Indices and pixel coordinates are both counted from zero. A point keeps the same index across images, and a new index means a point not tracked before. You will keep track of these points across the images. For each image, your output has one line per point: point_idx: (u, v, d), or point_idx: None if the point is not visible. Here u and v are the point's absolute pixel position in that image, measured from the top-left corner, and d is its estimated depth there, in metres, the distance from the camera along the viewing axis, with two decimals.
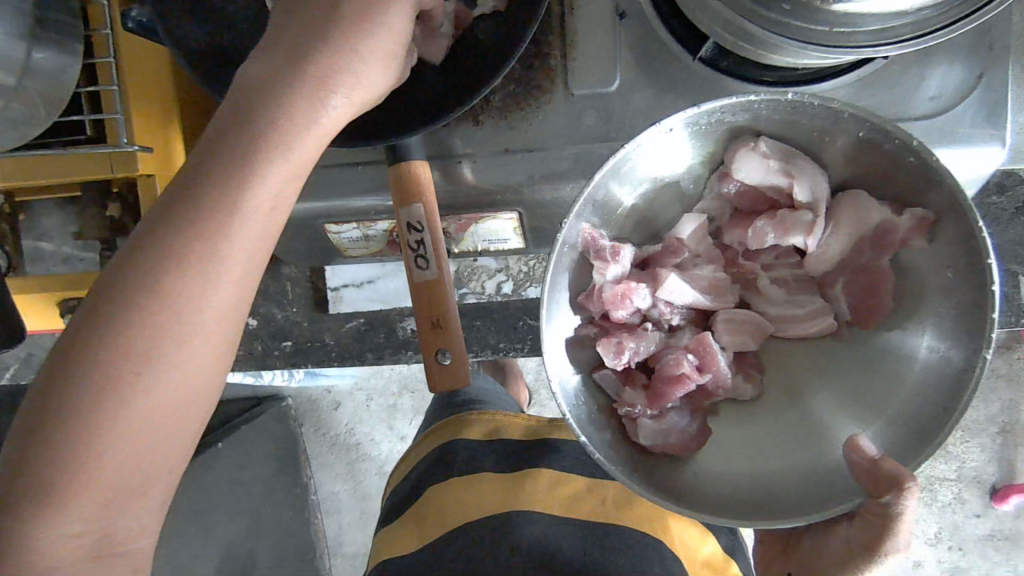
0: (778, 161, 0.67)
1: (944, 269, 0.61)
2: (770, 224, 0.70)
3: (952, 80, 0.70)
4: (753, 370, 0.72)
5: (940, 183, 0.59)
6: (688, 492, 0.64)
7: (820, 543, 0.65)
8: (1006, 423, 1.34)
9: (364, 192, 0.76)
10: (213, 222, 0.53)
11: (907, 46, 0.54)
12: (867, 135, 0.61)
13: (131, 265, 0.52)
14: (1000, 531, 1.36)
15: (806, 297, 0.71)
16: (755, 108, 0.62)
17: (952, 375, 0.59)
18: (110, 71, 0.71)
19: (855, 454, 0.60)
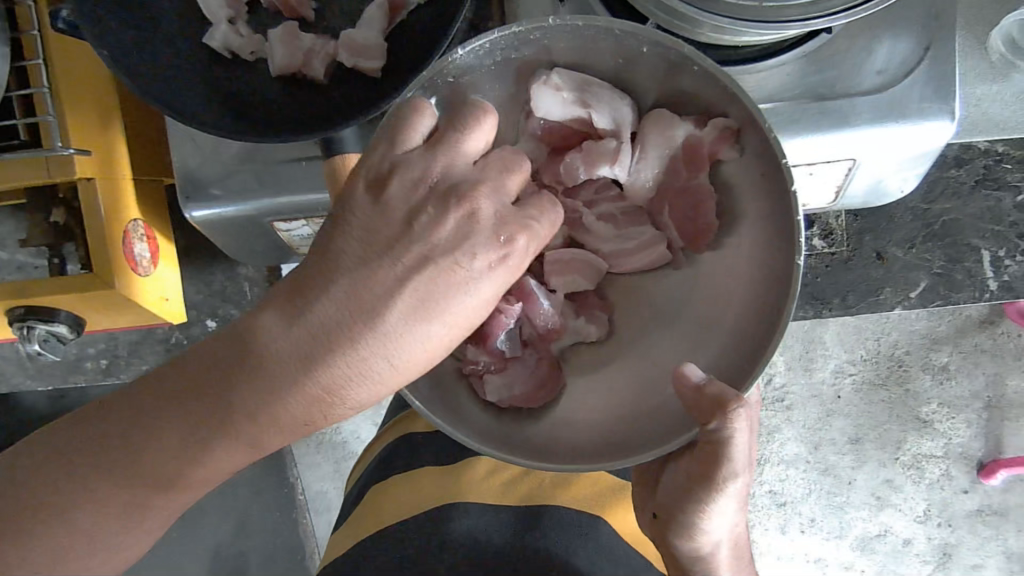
0: (571, 91, 0.61)
1: (757, 177, 0.58)
2: (580, 158, 0.63)
3: (899, 52, 0.69)
4: (597, 310, 0.65)
5: (733, 91, 0.56)
6: (535, 445, 0.59)
7: (670, 473, 0.63)
8: (991, 398, 1.34)
9: (309, 188, 0.75)
10: (352, 368, 0.48)
11: (838, 19, 0.53)
12: (654, 49, 0.57)
13: (230, 383, 0.50)
14: (988, 506, 1.36)
15: (636, 228, 0.65)
16: (534, 38, 0.58)
17: (768, 290, 0.56)
18: (40, 73, 0.70)
19: (678, 384, 0.55)
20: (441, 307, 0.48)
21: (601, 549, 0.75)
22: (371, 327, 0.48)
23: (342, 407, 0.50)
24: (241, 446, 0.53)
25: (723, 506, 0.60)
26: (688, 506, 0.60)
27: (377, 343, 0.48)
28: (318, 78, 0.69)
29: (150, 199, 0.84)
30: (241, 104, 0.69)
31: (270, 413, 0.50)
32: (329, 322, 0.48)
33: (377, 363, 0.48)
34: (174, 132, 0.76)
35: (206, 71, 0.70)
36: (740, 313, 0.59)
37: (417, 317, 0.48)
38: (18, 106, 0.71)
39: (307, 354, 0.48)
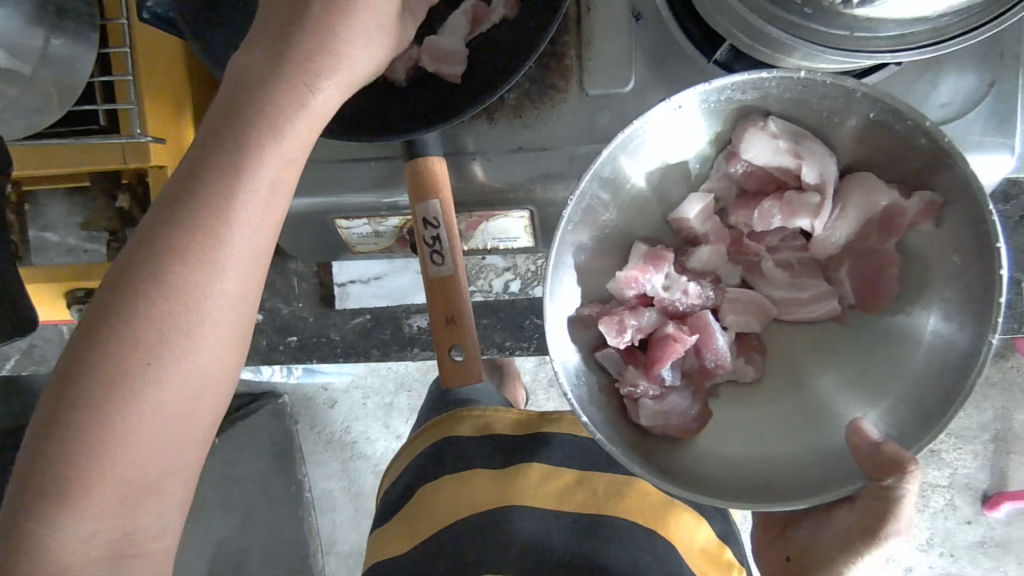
0: (786, 140, 0.66)
1: (953, 252, 0.61)
2: (776, 206, 0.69)
3: (963, 87, 0.71)
4: (755, 353, 0.71)
5: (951, 166, 0.59)
6: (691, 471, 0.64)
7: (820, 528, 0.69)
8: (998, 431, 1.35)
9: (375, 186, 0.76)
10: (212, 174, 0.53)
11: (926, 53, 0.55)
12: (877, 116, 0.61)
13: (175, 239, 0.53)
14: (989, 538, 1.37)
15: (810, 280, 0.71)
16: (765, 85, 0.61)
17: (955, 360, 0.60)
18: (125, 60, 0.71)
19: (856, 439, 0.60)
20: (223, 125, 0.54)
21: (655, 559, 0.76)
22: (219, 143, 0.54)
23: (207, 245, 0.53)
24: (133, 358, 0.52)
25: (871, 561, 0.65)
26: (838, 559, 0.66)
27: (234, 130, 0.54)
28: (398, 81, 0.70)
29: None
30: None
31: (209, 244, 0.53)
32: (209, 143, 0.54)
33: (213, 167, 0.54)
34: None
35: None
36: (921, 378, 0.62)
37: (211, 178, 0.53)
38: (100, 92, 0.73)
39: (191, 178, 0.54)
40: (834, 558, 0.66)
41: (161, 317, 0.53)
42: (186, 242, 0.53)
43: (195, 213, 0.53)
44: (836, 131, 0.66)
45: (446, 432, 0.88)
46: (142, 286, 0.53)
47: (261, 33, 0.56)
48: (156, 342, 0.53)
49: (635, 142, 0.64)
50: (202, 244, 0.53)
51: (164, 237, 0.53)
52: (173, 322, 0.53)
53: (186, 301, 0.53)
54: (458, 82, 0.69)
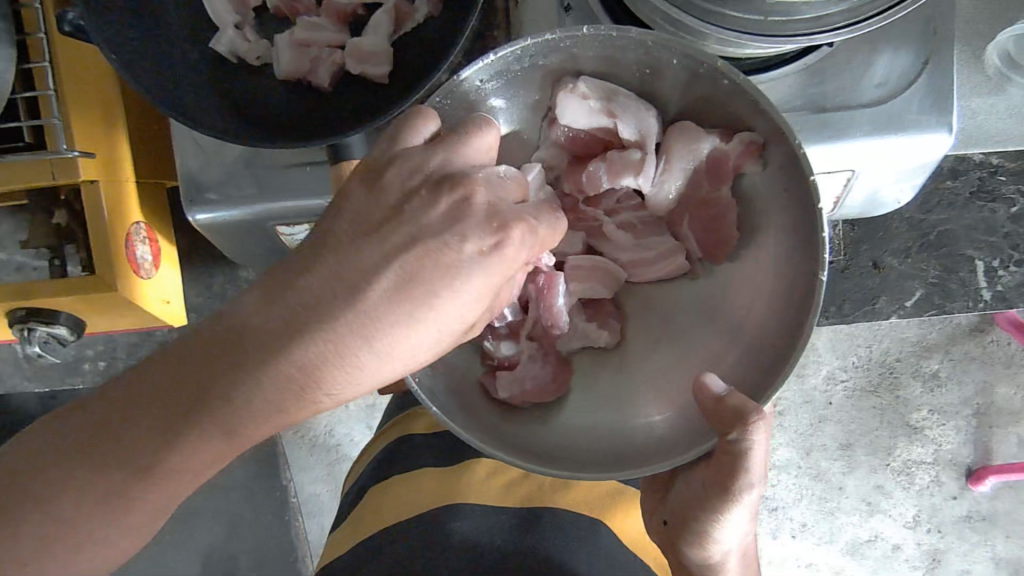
0: (598, 100, 0.63)
1: (782, 193, 0.59)
2: (602, 166, 0.65)
3: (900, 65, 0.70)
4: (610, 317, 0.68)
5: (762, 106, 0.57)
6: (546, 447, 0.62)
7: (685, 492, 0.63)
8: (979, 405, 1.35)
9: (312, 191, 0.75)
10: (357, 343, 0.48)
11: (842, 34, 0.54)
12: (683, 61, 0.58)
13: (241, 352, 0.48)
14: (976, 512, 1.37)
15: (654, 238, 0.68)
16: (562, 45, 0.59)
17: (794, 304, 0.58)
18: (46, 75, 0.70)
19: (701, 393, 0.57)
20: (429, 286, 0.48)
21: (599, 554, 0.76)
22: (395, 312, 0.48)
23: (322, 393, 0.50)
24: (218, 436, 0.50)
25: (737, 515, 0.60)
26: (701, 516, 0.61)
27: (385, 312, 0.48)
28: (323, 86, 0.69)
29: (152, 203, 0.84)
30: (247, 108, 0.69)
31: (295, 367, 0.48)
32: (366, 305, 0.48)
33: (361, 343, 0.48)
34: (178, 135, 0.76)
35: (214, 76, 0.70)
36: (765, 322, 0.60)
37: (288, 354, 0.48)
38: (24, 109, 0.71)
39: (318, 317, 0.48)
40: (699, 518, 0.61)
41: (155, 396, 0.50)
42: (239, 383, 0.49)
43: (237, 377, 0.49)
44: (650, 82, 0.63)
45: (405, 431, 0.88)
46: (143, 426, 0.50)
47: (369, 194, 0.50)
48: (171, 419, 0.50)
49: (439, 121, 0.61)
50: (282, 355, 0.48)
51: (239, 337, 0.49)
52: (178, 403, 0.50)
53: (199, 399, 0.50)
54: (386, 83, 0.68)
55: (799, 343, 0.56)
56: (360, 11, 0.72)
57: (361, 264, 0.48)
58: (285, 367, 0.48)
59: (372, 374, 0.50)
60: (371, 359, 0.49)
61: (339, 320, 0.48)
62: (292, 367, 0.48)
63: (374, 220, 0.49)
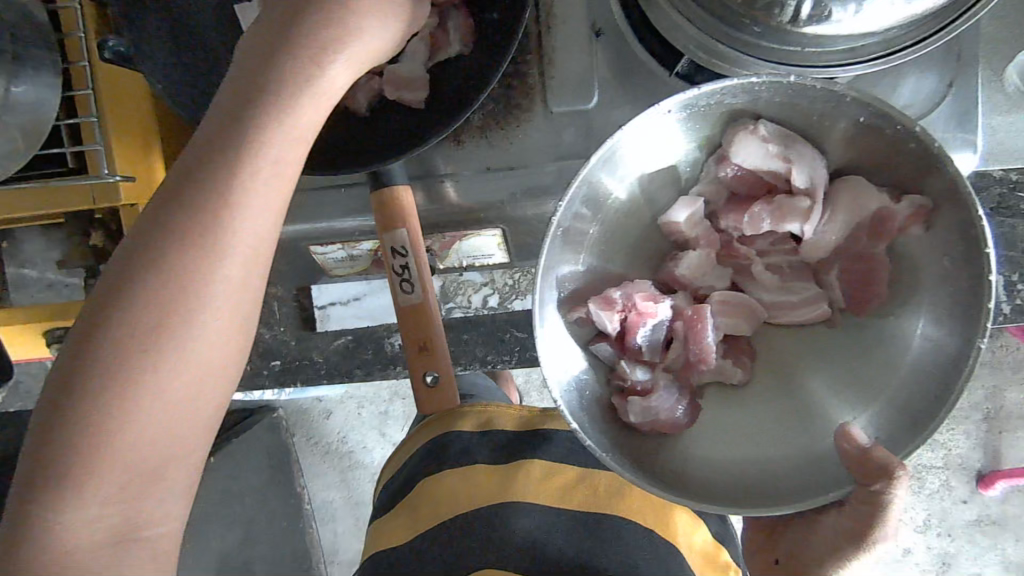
0: (777, 144, 0.64)
1: (942, 257, 0.60)
2: (766, 209, 0.67)
3: (925, 88, 0.72)
4: (745, 356, 0.69)
5: (939, 167, 0.58)
6: (686, 478, 0.63)
7: (806, 535, 0.65)
8: (990, 410, 1.37)
9: (347, 213, 0.77)
10: (256, 138, 0.53)
11: (876, 65, 0.56)
12: (869, 120, 0.59)
13: (178, 179, 0.53)
14: (987, 516, 1.38)
15: (801, 283, 0.69)
16: (756, 90, 0.59)
17: (946, 361, 0.59)
18: (88, 102, 0.72)
19: (846, 443, 0.59)
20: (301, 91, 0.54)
21: (658, 562, 0.78)
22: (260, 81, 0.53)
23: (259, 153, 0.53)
24: (168, 275, 0.51)
25: (860, 564, 0.62)
26: (821, 562, 0.63)
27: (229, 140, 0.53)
28: (359, 111, 0.71)
29: None
30: None
31: (212, 187, 0.52)
32: (241, 114, 0.53)
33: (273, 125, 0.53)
34: None
35: None
36: (911, 380, 0.61)
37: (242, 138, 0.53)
38: (66, 134, 0.73)
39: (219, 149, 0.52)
40: (823, 560, 0.63)
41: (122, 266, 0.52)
42: (188, 226, 0.52)
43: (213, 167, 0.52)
44: (826, 130, 0.64)
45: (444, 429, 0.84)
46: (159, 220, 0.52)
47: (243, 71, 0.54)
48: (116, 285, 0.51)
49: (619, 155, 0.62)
50: (200, 173, 0.52)
51: (174, 184, 0.53)
52: (127, 261, 0.52)
53: (148, 233, 0.52)
54: (421, 108, 0.70)
55: (948, 404, 0.57)
56: None
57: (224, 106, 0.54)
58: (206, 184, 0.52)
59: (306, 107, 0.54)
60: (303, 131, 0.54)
61: (254, 133, 0.53)
62: (211, 200, 0.52)
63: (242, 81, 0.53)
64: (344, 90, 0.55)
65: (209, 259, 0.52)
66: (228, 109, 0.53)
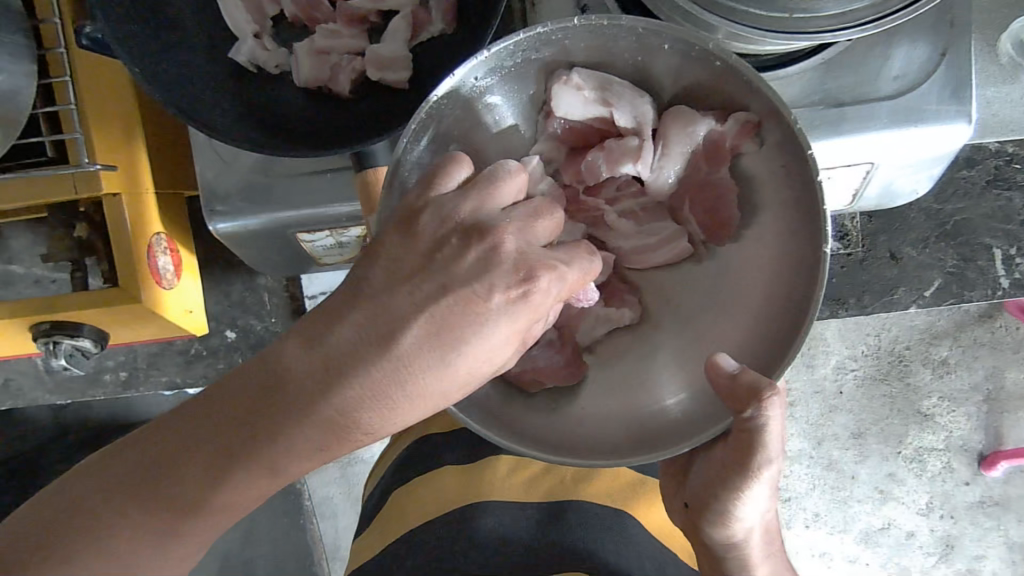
0: (594, 90, 0.63)
1: (780, 167, 0.59)
2: (601, 156, 0.65)
3: (917, 57, 0.70)
4: (624, 295, 0.68)
5: (752, 84, 0.58)
6: (558, 439, 0.61)
7: (705, 470, 0.64)
8: (990, 390, 1.36)
9: (332, 198, 0.76)
10: (323, 386, 0.49)
11: (868, 29, 0.54)
12: (674, 46, 0.59)
13: (279, 402, 0.50)
14: (989, 497, 1.37)
15: (658, 223, 0.68)
16: (555, 39, 0.59)
17: (795, 273, 0.58)
18: (66, 89, 0.71)
19: (713, 373, 0.57)
20: (360, 384, 0.49)
21: (628, 545, 0.78)
22: (324, 397, 0.49)
23: (343, 406, 0.50)
24: (265, 473, 0.52)
25: (758, 491, 0.62)
26: (721, 495, 0.62)
27: (310, 389, 0.49)
28: (344, 93, 0.69)
29: (171, 212, 0.84)
30: (270, 118, 0.69)
31: (286, 442, 0.51)
32: (353, 343, 0.49)
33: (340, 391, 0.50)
34: (198, 145, 0.77)
35: (234, 86, 0.70)
36: (766, 304, 0.60)
37: (436, 387, 0.50)
38: (45, 123, 0.72)
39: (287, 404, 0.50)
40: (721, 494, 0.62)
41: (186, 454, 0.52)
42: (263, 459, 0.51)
43: (307, 417, 0.50)
44: (644, 69, 0.63)
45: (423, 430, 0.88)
46: (310, 403, 0.49)
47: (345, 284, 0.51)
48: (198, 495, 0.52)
49: (448, 126, 0.61)
50: (289, 407, 0.50)
51: (239, 403, 0.51)
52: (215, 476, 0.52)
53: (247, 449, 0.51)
54: (405, 89, 0.68)
55: (807, 318, 0.57)
56: (373, 17, 0.71)
57: (295, 372, 0.50)
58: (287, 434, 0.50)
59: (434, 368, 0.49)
60: (407, 387, 0.50)
61: (333, 411, 0.50)
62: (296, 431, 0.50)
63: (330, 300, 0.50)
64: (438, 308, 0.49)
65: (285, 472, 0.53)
66: (332, 308, 0.50)
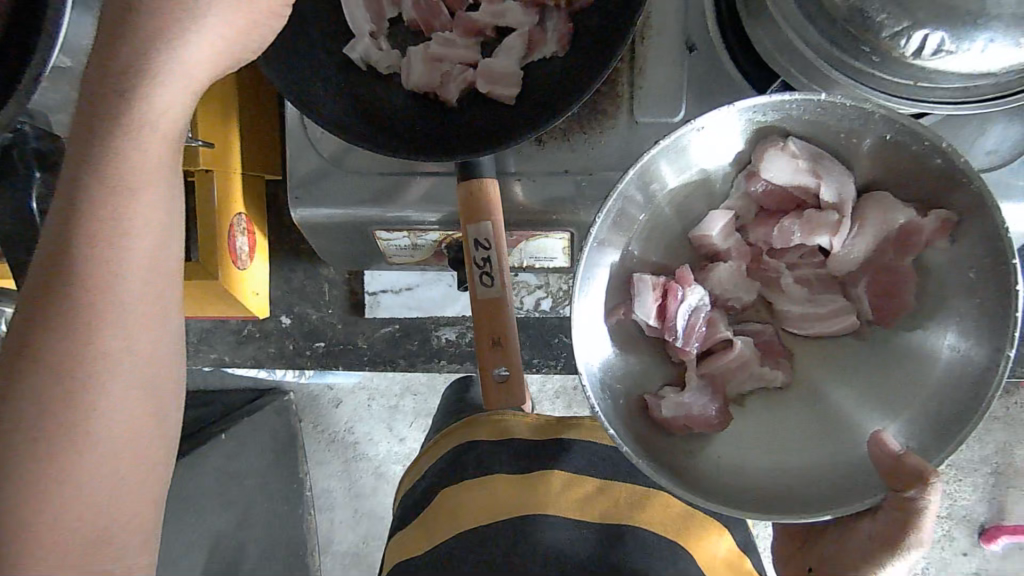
0: (806, 161, 0.65)
1: (970, 270, 0.61)
2: (796, 224, 0.68)
3: (1011, 135, 0.71)
4: (780, 358, 0.69)
5: (966, 183, 0.59)
6: (703, 482, 0.63)
7: (838, 543, 0.62)
8: (999, 464, 1.35)
9: (420, 201, 0.76)
10: (100, 147, 0.53)
11: (988, 105, 0.56)
12: (894, 137, 0.60)
13: (71, 198, 0.54)
14: (985, 570, 1.38)
15: (828, 297, 0.69)
16: (787, 108, 0.61)
17: (974, 375, 0.59)
18: None
19: (877, 448, 0.59)
20: (119, 122, 0.53)
21: None
22: (99, 155, 0.53)
23: (117, 168, 0.53)
24: (93, 293, 0.54)
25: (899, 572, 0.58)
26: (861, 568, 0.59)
27: (96, 172, 0.53)
28: (450, 101, 0.70)
29: (253, 193, 0.86)
30: (381, 121, 0.71)
31: (90, 230, 0.53)
32: (102, 99, 0.53)
33: (122, 145, 0.53)
34: (291, 129, 0.77)
35: (346, 83, 0.71)
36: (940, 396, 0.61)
37: (152, 96, 0.53)
38: None
39: (77, 198, 0.54)
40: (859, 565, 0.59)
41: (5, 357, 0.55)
42: (88, 256, 0.53)
43: (92, 178, 0.53)
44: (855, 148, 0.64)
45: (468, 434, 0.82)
46: (71, 205, 0.54)
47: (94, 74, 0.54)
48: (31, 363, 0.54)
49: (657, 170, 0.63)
50: (64, 211, 0.54)
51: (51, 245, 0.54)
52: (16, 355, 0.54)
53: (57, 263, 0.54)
54: (512, 105, 0.70)
55: (974, 420, 0.58)
56: (488, 32, 0.71)
57: (78, 170, 0.54)
58: (89, 219, 0.53)
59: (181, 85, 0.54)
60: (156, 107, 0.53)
61: (103, 175, 0.53)
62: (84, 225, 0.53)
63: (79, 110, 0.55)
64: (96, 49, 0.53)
65: (104, 279, 0.54)
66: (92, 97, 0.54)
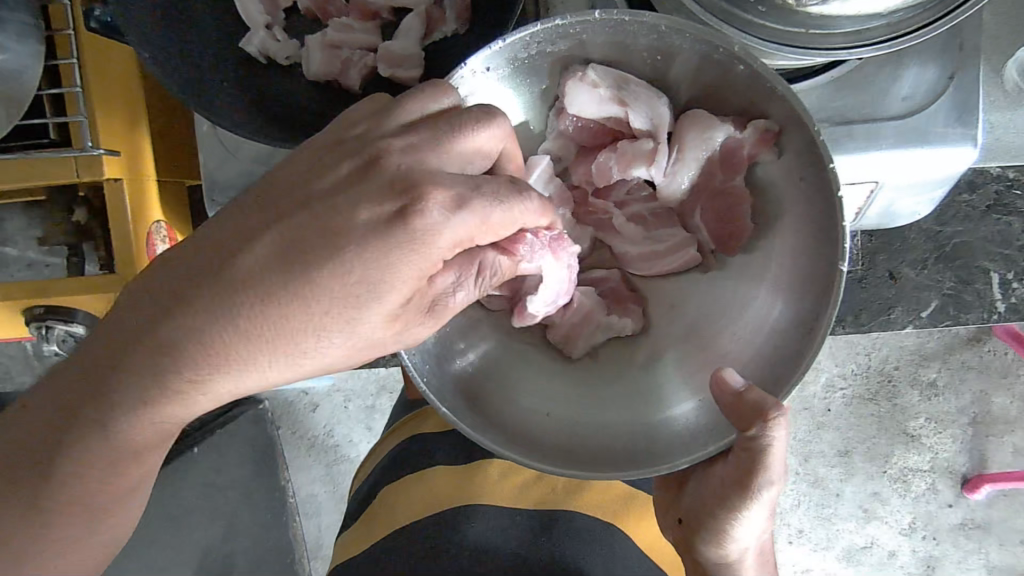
0: (608, 88, 0.64)
1: (798, 179, 0.60)
2: (613, 158, 0.68)
3: (926, 79, 0.71)
4: (630, 303, 0.69)
5: (775, 94, 0.59)
6: (547, 444, 0.63)
7: (704, 490, 0.64)
8: (976, 414, 1.35)
9: None
10: (258, 291, 0.48)
11: (882, 48, 0.54)
12: (704, 53, 0.59)
13: (160, 354, 0.50)
14: (971, 520, 1.37)
15: (665, 230, 0.70)
16: (572, 32, 0.60)
17: (812, 295, 0.59)
18: (73, 72, 0.70)
19: (720, 388, 0.58)
20: (291, 291, 0.48)
21: (614, 559, 0.78)
22: (201, 330, 0.49)
23: (221, 342, 0.49)
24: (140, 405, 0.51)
25: (756, 512, 0.62)
26: (720, 513, 0.62)
27: (195, 328, 0.49)
28: (352, 88, 0.69)
29: (174, 201, 0.83)
30: (283, 112, 0.69)
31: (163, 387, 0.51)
32: (235, 261, 0.49)
33: (246, 331, 0.49)
34: (201, 132, 0.75)
35: (243, 78, 0.69)
36: (783, 316, 0.61)
37: (261, 306, 0.49)
38: (49, 104, 0.72)
39: (205, 334, 0.49)
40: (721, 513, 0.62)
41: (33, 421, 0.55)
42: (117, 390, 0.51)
43: (181, 342, 0.49)
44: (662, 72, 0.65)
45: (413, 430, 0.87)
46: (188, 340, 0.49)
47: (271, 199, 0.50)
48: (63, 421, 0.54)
49: None
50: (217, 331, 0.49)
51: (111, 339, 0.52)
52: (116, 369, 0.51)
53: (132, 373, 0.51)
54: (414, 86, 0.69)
55: (818, 333, 0.58)
56: (386, 14, 0.72)
57: (178, 301, 0.50)
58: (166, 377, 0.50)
59: (341, 280, 0.48)
60: (304, 316, 0.49)
61: (202, 362, 0.49)
62: (136, 361, 0.50)
63: (208, 239, 0.51)
64: (269, 249, 0.49)
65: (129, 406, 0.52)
66: (216, 272, 0.49)
